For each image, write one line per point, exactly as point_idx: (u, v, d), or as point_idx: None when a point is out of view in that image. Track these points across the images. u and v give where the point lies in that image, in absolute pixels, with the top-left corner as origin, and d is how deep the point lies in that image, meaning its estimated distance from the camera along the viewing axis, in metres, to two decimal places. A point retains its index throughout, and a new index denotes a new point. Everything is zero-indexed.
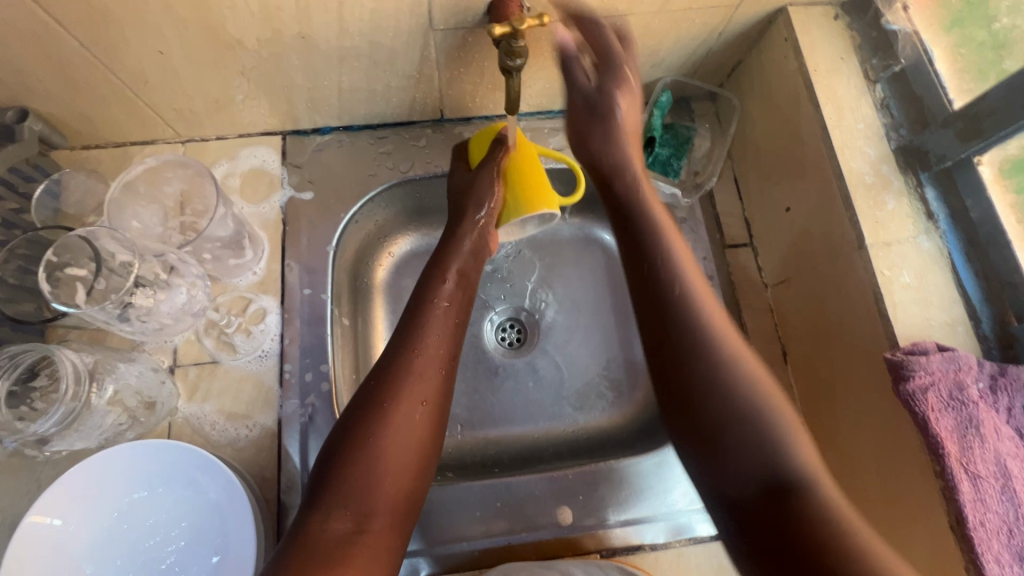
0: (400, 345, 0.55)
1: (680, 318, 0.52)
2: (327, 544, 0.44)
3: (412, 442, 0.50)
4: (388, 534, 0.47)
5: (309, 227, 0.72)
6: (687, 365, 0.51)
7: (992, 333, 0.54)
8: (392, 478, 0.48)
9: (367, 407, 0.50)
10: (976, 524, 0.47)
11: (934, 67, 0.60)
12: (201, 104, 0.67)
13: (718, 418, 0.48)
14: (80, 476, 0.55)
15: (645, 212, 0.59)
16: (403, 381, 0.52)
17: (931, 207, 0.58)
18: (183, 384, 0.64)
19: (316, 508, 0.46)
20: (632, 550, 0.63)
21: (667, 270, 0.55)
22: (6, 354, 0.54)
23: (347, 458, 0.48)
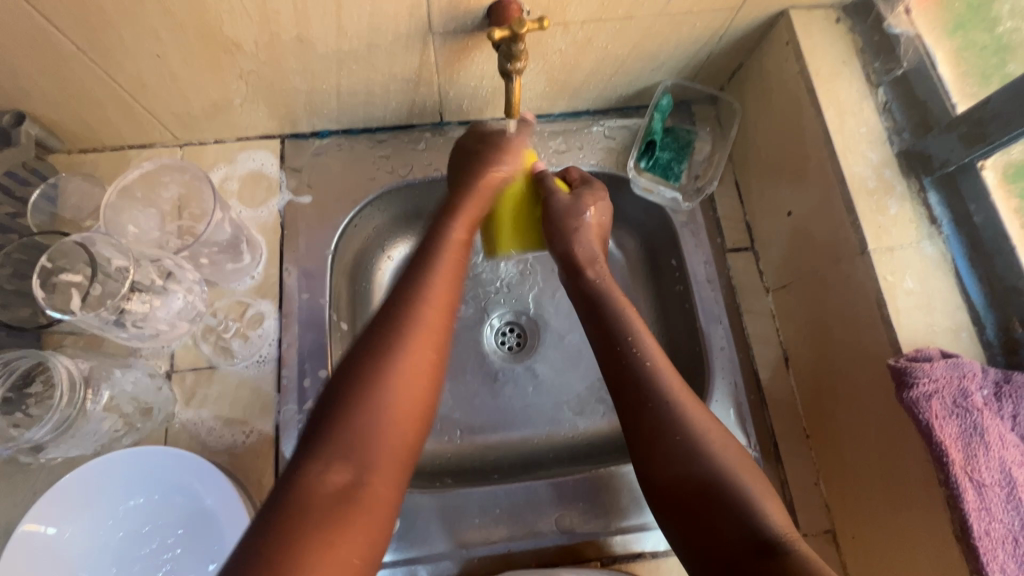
0: (406, 287, 0.51)
1: (647, 391, 0.52)
2: (326, 495, 0.40)
3: (419, 388, 0.46)
4: (391, 485, 0.43)
5: (308, 231, 0.71)
6: (663, 438, 0.49)
7: (997, 340, 0.53)
8: (396, 425, 0.45)
9: (369, 350, 0.46)
10: (981, 533, 0.47)
11: (936, 71, 0.59)
12: (199, 107, 0.67)
13: (693, 488, 0.47)
14: (76, 483, 0.54)
15: (608, 296, 0.59)
16: (410, 322, 0.48)
17: (934, 212, 0.57)
18: (180, 390, 0.64)
19: (314, 455, 0.42)
20: (633, 557, 0.63)
21: (635, 347, 0.54)
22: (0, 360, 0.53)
23: (348, 402, 0.44)
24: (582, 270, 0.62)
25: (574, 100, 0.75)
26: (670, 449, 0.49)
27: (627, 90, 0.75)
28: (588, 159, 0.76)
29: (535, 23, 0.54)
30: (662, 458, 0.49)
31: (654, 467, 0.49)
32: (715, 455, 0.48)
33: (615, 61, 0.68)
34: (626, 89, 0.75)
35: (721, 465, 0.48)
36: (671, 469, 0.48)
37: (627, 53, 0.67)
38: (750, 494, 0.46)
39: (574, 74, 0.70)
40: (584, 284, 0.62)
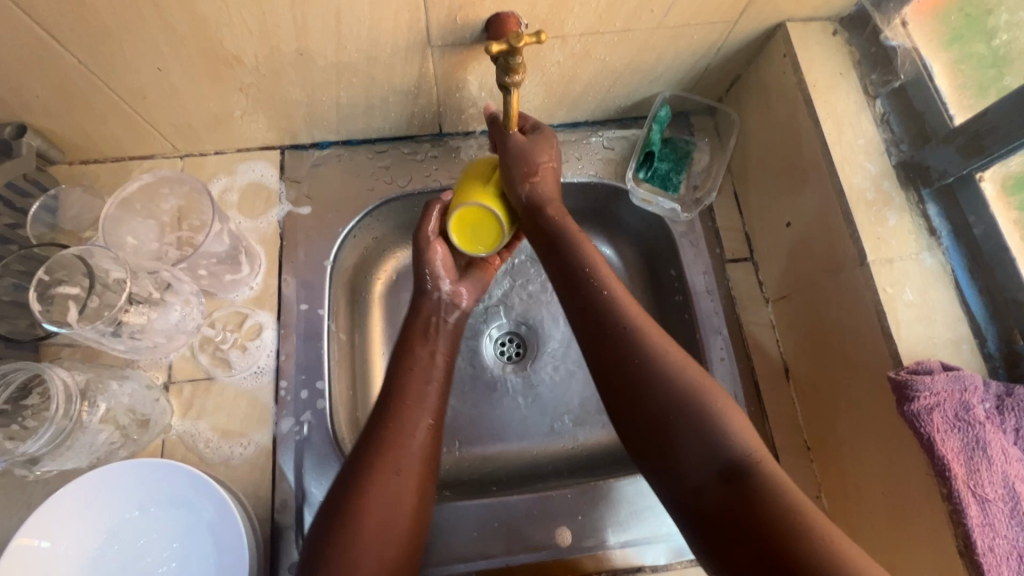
0: (382, 418, 0.54)
1: (606, 321, 0.52)
2: None
3: (398, 515, 0.50)
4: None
5: (306, 242, 0.71)
6: (622, 366, 0.50)
7: (998, 352, 0.53)
8: (378, 556, 0.48)
9: (351, 484, 0.50)
10: (985, 549, 0.46)
11: (933, 83, 0.59)
12: (199, 119, 0.67)
13: (662, 421, 0.47)
14: (70, 494, 0.54)
15: (566, 233, 0.57)
16: (386, 454, 0.52)
17: (933, 223, 0.57)
18: (178, 402, 0.64)
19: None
20: (632, 571, 0.62)
21: (593, 278, 0.54)
22: None
23: (333, 540, 0.48)
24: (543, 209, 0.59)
25: (573, 111, 0.75)
26: (635, 379, 0.49)
27: (625, 101, 0.75)
28: (588, 169, 0.76)
29: (535, 37, 0.54)
30: (619, 382, 0.50)
31: (619, 399, 0.50)
32: (676, 376, 0.48)
33: (613, 73, 0.68)
34: (624, 100, 0.75)
35: (683, 384, 0.47)
36: (640, 401, 0.48)
37: (625, 65, 0.68)
38: (717, 417, 0.46)
39: (572, 86, 0.70)
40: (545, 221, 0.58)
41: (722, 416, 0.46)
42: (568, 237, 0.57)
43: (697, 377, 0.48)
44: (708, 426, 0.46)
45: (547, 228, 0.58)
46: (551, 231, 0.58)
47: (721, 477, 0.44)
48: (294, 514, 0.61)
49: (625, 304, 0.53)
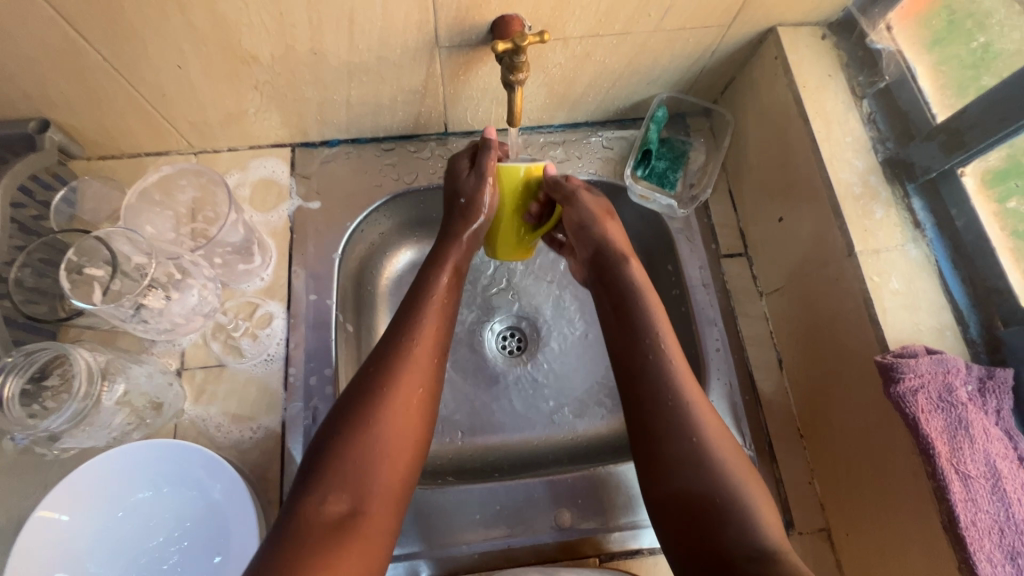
0: (389, 338, 0.56)
1: (662, 391, 0.56)
2: (324, 524, 0.46)
3: (410, 426, 0.52)
4: (387, 518, 0.49)
5: (316, 235, 0.74)
6: (657, 410, 0.55)
7: (980, 337, 0.55)
8: (387, 466, 0.50)
9: (359, 395, 0.52)
10: (967, 523, 0.48)
11: (917, 83, 0.62)
12: (215, 116, 0.70)
13: (702, 496, 0.51)
14: (92, 471, 0.56)
15: (629, 291, 0.63)
16: (394, 369, 0.53)
17: (918, 217, 0.60)
18: (190, 387, 0.66)
19: (313, 491, 0.47)
20: (631, 554, 0.65)
21: (653, 346, 0.58)
22: (22, 352, 0.55)
23: (341, 444, 0.49)
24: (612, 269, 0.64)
25: (573, 112, 0.78)
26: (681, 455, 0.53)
27: (623, 102, 0.78)
28: (588, 167, 0.79)
29: (539, 36, 0.57)
30: (659, 424, 0.55)
31: (662, 466, 0.54)
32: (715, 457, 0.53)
33: (611, 74, 0.71)
34: (623, 101, 0.78)
35: (718, 471, 0.52)
36: (682, 469, 0.53)
37: (623, 67, 0.71)
38: (750, 508, 0.50)
39: (573, 87, 0.73)
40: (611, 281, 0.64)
41: (754, 506, 0.51)
42: (635, 313, 0.61)
43: (738, 468, 0.52)
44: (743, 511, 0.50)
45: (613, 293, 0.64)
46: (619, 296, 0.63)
47: (749, 556, 0.48)
48: None
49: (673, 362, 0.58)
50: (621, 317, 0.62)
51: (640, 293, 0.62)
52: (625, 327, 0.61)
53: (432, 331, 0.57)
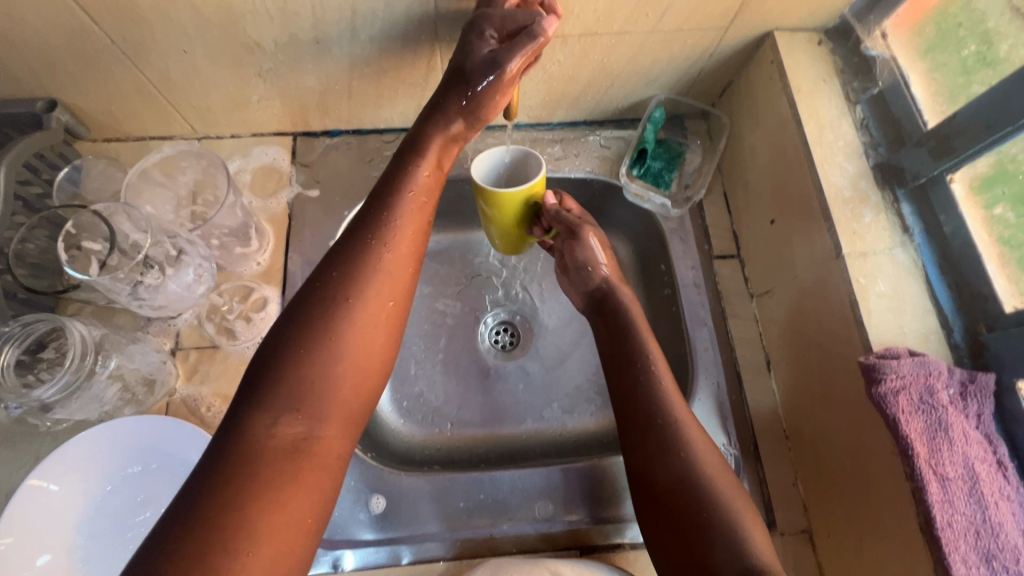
0: (354, 245, 0.50)
1: (654, 408, 0.57)
2: (274, 445, 0.41)
3: (376, 340, 0.48)
4: (342, 441, 0.45)
5: (314, 223, 0.75)
6: (650, 426, 0.57)
7: (964, 342, 0.56)
8: (348, 385, 0.46)
9: (318, 308, 0.46)
10: (944, 524, 0.48)
11: (910, 91, 0.63)
12: (219, 102, 0.71)
13: (692, 511, 0.52)
14: (82, 443, 0.57)
15: (625, 313, 0.64)
16: (360, 277, 0.48)
17: (907, 221, 0.61)
18: (183, 367, 0.67)
19: (261, 410, 0.42)
20: (613, 548, 0.64)
21: (645, 369, 0.60)
22: (20, 323, 0.56)
23: (294, 358, 0.44)
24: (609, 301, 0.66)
25: (572, 110, 0.80)
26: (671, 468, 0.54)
27: (621, 102, 0.79)
28: (583, 166, 0.80)
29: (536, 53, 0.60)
30: (654, 440, 0.56)
31: (652, 480, 0.55)
32: (701, 470, 0.53)
33: (610, 73, 0.73)
34: (621, 101, 0.79)
35: (700, 489, 0.52)
36: (671, 481, 0.54)
37: (621, 67, 0.72)
38: (737, 522, 0.50)
39: (571, 85, 0.74)
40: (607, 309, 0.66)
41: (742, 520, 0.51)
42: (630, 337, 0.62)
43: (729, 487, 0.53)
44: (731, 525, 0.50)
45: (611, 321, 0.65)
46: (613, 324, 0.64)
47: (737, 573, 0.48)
48: None
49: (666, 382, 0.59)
50: (614, 338, 0.63)
51: (632, 315, 0.64)
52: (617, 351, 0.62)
53: (406, 242, 0.52)
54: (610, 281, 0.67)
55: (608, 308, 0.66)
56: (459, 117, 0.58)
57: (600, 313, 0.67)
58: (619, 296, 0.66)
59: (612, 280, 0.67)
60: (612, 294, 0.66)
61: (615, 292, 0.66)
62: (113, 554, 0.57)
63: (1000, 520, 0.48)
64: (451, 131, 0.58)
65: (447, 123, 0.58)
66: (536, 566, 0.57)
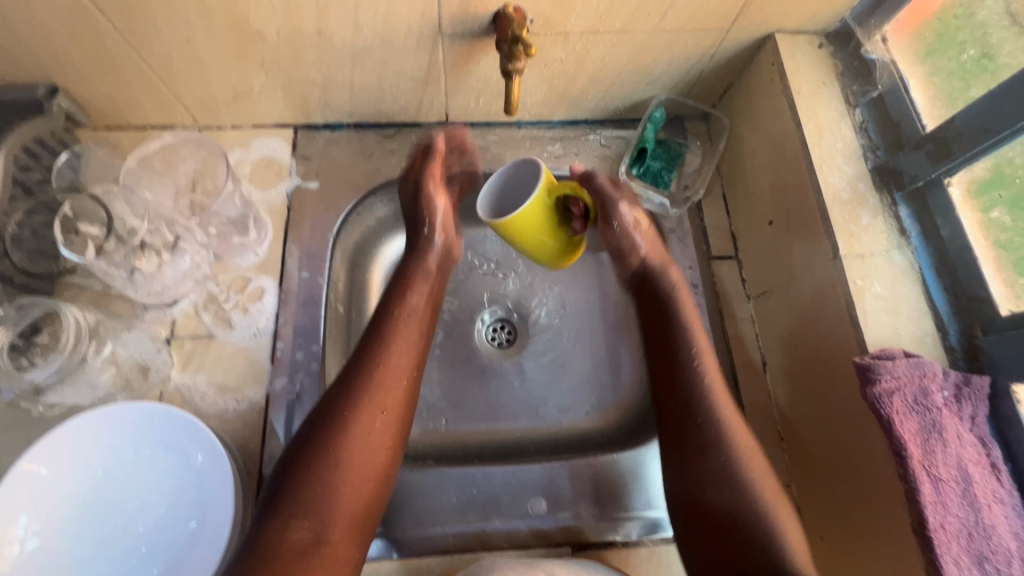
0: (361, 367, 0.58)
1: (704, 411, 0.56)
2: (287, 552, 0.49)
3: (378, 444, 0.56)
4: (348, 546, 0.52)
5: (312, 216, 0.75)
6: (692, 419, 0.56)
7: (959, 345, 0.56)
8: (353, 491, 0.53)
9: (329, 420, 0.55)
10: (937, 526, 0.48)
11: (909, 94, 0.63)
12: (220, 93, 0.71)
13: (728, 513, 0.52)
14: (77, 427, 0.57)
15: (672, 304, 0.63)
16: (367, 394, 0.57)
17: (904, 224, 0.61)
18: (178, 356, 0.67)
19: (280, 516, 0.50)
20: (604, 545, 0.64)
21: (693, 370, 0.59)
22: (14, 306, 0.57)
23: (308, 469, 0.52)
24: (655, 291, 0.65)
25: (573, 109, 0.80)
26: (714, 470, 0.54)
27: (623, 102, 0.80)
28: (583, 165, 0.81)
29: (523, 46, 0.59)
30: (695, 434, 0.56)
31: (696, 482, 0.55)
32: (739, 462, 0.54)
33: (611, 72, 0.73)
34: (622, 101, 0.79)
35: None
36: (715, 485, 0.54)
37: (623, 66, 0.72)
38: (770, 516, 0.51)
39: (572, 83, 0.74)
40: (650, 298, 0.66)
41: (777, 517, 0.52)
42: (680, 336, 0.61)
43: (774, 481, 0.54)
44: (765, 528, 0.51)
45: (659, 309, 0.64)
46: (660, 312, 0.64)
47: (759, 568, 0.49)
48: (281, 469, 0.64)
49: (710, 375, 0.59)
50: (660, 331, 0.63)
51: (682, 308, 0.63)
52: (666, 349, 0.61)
53: (404, 360, 0.60)
54: (656, 271, 0.66)
55: (656, 298, 0.65)
56: (432, 250, 0.69)
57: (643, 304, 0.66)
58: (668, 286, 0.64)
59: (658, 269, 0.66)
60: (659, 282, 0.65)
61: (662, 281, 0.65)
62: (101, 544, 0.56)
63: (993, 523, 0.48)
64: (432, 262, 0.68)
65: (426, 252, 0.68)
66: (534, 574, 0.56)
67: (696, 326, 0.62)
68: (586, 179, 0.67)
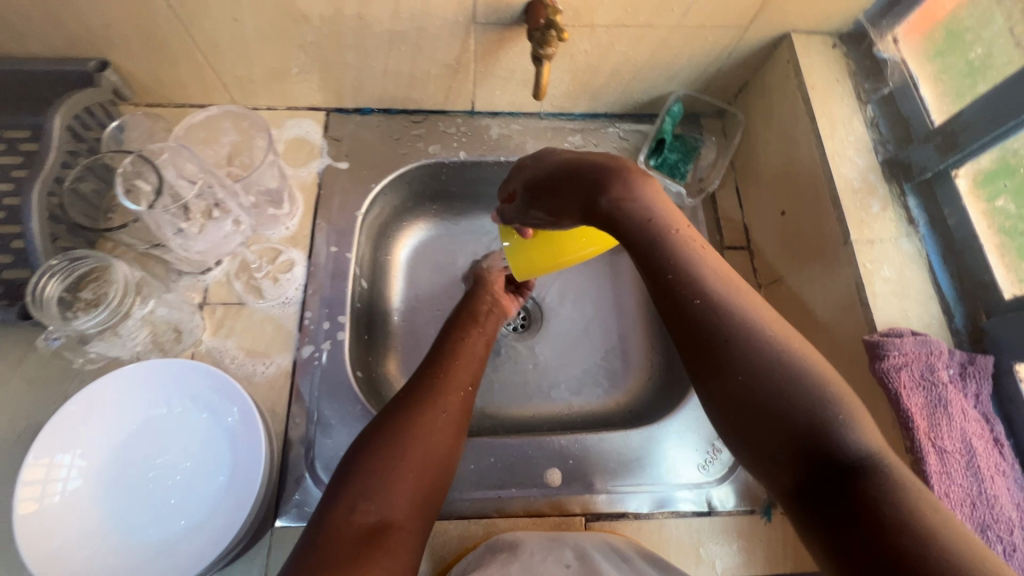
0: (425, 378, 0.61)
1: (716, 329, 0.43)
2: (352, 534, 0.47)
3: (440, 444, 0.56)
4: (411, 537, 0.50)
5: (342, 193, 0.78)
6: (708, 341, 0.44)
7: (964, 328, 0.58)
8: (414, 482, 0.52)
9: (391, 417, 0.56)
10: (941, 495, 0.50)
11: (918, 91, 0.66)
12: (260, 73, 0.75)
13: (776, 437, 0.41)
14: (123, 376, 0.59)
15: (645, 213, 0.48)
16: (431, 399, 0.58)
17: (913, 214, 0.63)
18: (209, 321, 0.69)
19: (344, 501, 0.50)
20: (617, 517, 0.66)
21: (682, 278, 0.45)
22: (66, 257, 0.58)
23: (372, 458, 0.52)
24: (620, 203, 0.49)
25: (594, 102, 0.83)
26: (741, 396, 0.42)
27: (642, 96, 0.83)
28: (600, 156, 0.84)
29: (556, 31, 0.62)
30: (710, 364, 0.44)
31: (728, 412, 0.43)
32: (760, 382, 0.42)
33: (633, 66, 0.76)
34: (641, 95, 0.83)
35: None
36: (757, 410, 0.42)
37: (645, 60, 0.75)
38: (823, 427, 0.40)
39: (596, 76, 0.78)
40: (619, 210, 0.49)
41: (849, 415, 0.40)
42: (671, 237, 0.47)
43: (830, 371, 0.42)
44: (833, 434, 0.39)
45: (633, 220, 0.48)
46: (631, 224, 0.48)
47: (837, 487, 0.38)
48: (307, 431, 0.66)
49: (713, 284, 0.45)
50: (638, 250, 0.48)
51: (657, 215, 0.48)
52: (651, 258, 0.47)
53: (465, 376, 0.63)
54: (615, 186, 0.49)
55: (623, 213, 0.48)
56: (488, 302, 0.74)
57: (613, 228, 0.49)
58: (632, 195, 0.49)
59: (614, 180, 0.50)
60: (630, 195, 0.49)
61: (630, 192, 0.49)
62: (135, 492, 0.58)
63: (995, 493, 0.50)
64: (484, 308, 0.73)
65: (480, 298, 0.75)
66: (560, 547, 0.60)
67: (681, 233, 0.48)
68: (502, 218, 0.65)
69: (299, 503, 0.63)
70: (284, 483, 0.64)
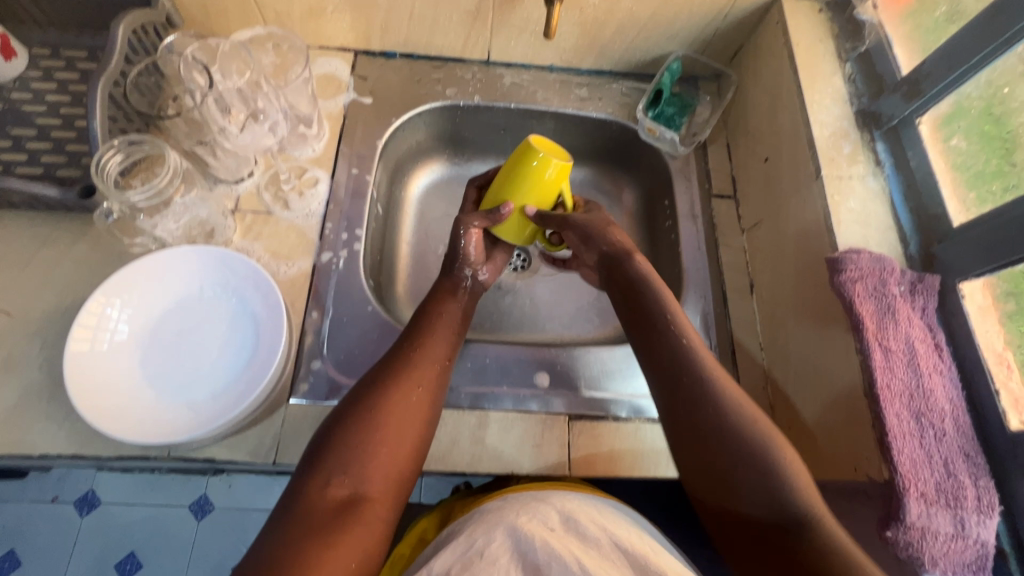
0: (401, 348, 0.62)
1: (693, 387, 0.57)
2: (326, 507, 0.50)
3: (411, 420, 0.58)
4: (384, 505, 0.53)
5: (365, 125, 0.86)
6: (689, 400, 0.57)
7: (918, 254, 0.65)
8: (387, 460, 0.55)
9: (363, 394, 0.58)
10: (883, 385, 0.56)
11: (891, 51, 0.73)
12: (298, 10, 0.83)
13: (731, 472, 0.53)
14: (171, 254, 0.66)
15: (654, 293, 0.64)
16: (405, 369, 0.60)
17: (880, 157, 0.71)
18: (239, 225, 0.77)
19: (317, 474, 0.52)
20: (598, 418, 0.72)
21: (674, 324, 0.61)
22: (127, 137, 0.67)
23: (346, 434, 0.55)
24: (631, 254, 0.68)
25: (600, 58, 0.91)
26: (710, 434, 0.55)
27: (644, 55, 0.90)
28: (604, 108, 0.91)
29: None
30: (688, 410, 0.56)
31: (698, 449, 0.55)
32: (738, 433, 0.54)
33: (637, 22, 0.83)
34: (643, 54, 0.90)
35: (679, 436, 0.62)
36: (720, 455, 0.54)
37: (647, 16, 0.83)
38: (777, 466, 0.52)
39: (603, 30, 0.85)
40: (634, 266, 0.67)
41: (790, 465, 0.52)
42: (666, 323, 0.62)
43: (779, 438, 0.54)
44: (774, 472, 0.51)
45: (632, 277, 0.66)
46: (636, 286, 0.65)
47: (773, 534, 0.50)
48: (323, 325, 0.73)
49: (698, 352, 0.60)
50: (637, 313, 0.64)
51: (667, 300, 0.63)
52: (652, 333, 0.62)
53: (440, 353, 0.64)
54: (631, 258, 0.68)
55: (638, 283, 0.65)
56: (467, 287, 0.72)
57: (623, 302, 0.66)
58: (637, 270, 0.66)
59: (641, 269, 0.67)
60: (641, 272, 0.66)
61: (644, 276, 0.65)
62: (166, 356, 0.65)
63: (932, 387, 0.56)
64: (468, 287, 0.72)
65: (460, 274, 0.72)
66: (542, 508, 0.53)
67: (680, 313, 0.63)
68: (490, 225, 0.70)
69: (313, 383, 0.70)
70: (298, 367, 0.71)
